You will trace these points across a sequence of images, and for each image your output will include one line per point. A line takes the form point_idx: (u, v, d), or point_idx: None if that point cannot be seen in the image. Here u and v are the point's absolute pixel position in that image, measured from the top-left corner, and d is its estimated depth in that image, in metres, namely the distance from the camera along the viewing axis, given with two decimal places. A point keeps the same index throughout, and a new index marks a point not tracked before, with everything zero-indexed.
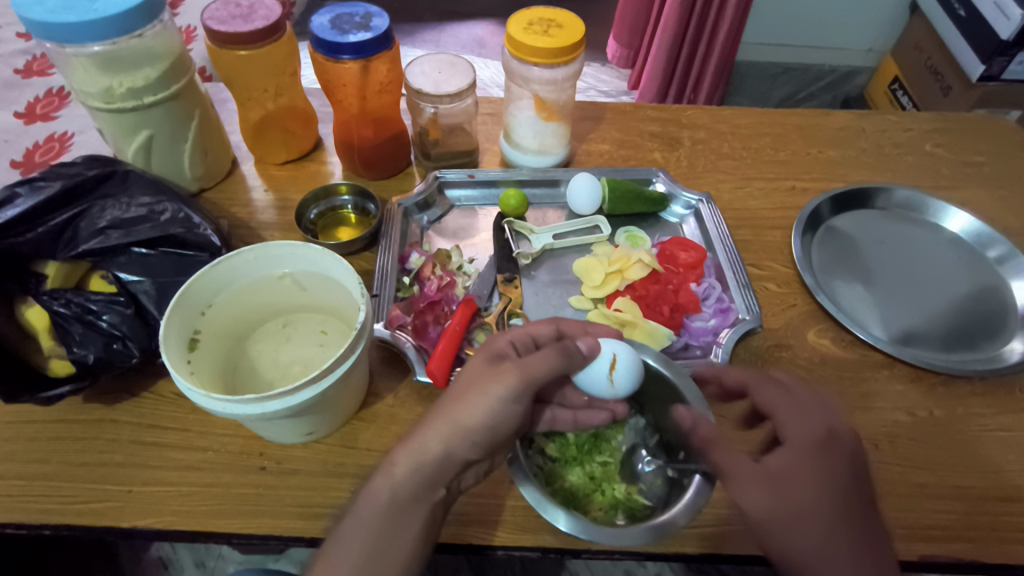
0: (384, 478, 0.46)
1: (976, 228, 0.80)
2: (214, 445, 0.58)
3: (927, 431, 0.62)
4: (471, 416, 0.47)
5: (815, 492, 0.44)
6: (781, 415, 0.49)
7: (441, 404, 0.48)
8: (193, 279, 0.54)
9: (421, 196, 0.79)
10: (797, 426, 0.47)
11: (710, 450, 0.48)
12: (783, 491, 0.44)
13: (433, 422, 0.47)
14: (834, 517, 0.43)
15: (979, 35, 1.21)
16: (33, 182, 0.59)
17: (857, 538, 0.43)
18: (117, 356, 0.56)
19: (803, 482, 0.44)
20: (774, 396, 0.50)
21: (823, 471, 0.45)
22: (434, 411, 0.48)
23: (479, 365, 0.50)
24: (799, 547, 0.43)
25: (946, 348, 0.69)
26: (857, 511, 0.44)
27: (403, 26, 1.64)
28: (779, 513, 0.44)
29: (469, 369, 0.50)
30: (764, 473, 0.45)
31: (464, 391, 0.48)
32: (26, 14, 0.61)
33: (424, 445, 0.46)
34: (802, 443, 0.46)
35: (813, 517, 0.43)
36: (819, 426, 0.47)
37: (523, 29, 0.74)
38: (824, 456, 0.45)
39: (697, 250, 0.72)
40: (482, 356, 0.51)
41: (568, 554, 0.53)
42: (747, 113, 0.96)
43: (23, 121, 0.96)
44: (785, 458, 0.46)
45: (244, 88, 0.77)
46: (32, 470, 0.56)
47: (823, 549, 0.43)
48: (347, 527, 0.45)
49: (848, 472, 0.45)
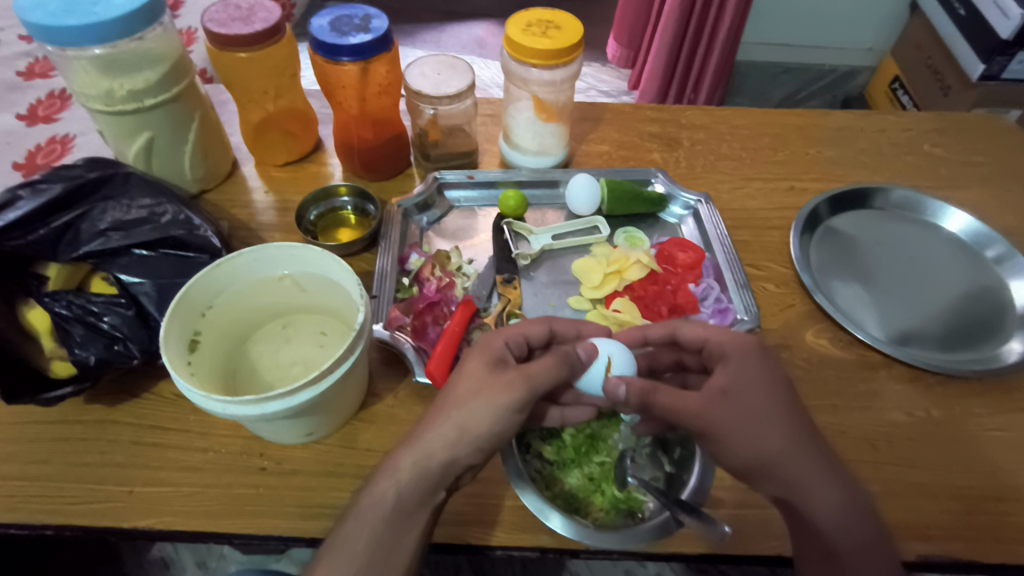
0: (388, 479, 0.46)
1: (975, 228, 0.80)
2: (214, 446, 0.59)
3: (925, 431, 0.62)
4: (478, 425, 0.47)
5: (763, 397, 0.48)
6: (712, 341, 0.53)
7: (444, 405, 0.48)
8: (193, 280, 0.54)
9: (421, 197, 0.79)
10: (731, 343, 0.51)
11: (653, 397, 0.50)
12: (739, 407, 0.48)
13: (438, 425, 0.47)
14: (784, 418, 0.48)
15: (979, 34, 1.21)
16: (35, 184, 0.59)
17: (809, 435, 0.48)
18: (118, 357, 0.56)
19: (752, 391, 0.48)
20: (699, 331, 0.54)
21: (765, 381, 0.49)
22: (435, 412, 0.48)
23: (479, 364, 0.50)
24: (766, 456, 0.46)
25: (944, 348, 0.69)
26: (801, 411, 0.49)
27: (403, 27, 1.64)
28: (741, 429, 0.47)
29: (468, 366, 0.50)
30: (718, 395, 0.48)
31: (470, 396, 0.48)
32: (27, 18, 0.61)
33: (430, 451, 0.46)
34: (741, 354, 0.51)
35: (769, 420, 0.47)
36: (748, 339, 0.52)
37: (521, 30, 0.74)
38: (762, 363, 0.50)
39: (696, 251, 0.73)
40: (478, 351, 0.51)
41: (566, 553, 0.54)
42: (746, 113, 0.96)
43: (25, 123, 0.97)
44: (732, 374, 0.49)
45: (244, 90, 0.78)
46: (34, 470, 0.57)
47: (786, 451, 0.47)
48: (349, 527, 0.45)
49: (784, 378, 0.50)
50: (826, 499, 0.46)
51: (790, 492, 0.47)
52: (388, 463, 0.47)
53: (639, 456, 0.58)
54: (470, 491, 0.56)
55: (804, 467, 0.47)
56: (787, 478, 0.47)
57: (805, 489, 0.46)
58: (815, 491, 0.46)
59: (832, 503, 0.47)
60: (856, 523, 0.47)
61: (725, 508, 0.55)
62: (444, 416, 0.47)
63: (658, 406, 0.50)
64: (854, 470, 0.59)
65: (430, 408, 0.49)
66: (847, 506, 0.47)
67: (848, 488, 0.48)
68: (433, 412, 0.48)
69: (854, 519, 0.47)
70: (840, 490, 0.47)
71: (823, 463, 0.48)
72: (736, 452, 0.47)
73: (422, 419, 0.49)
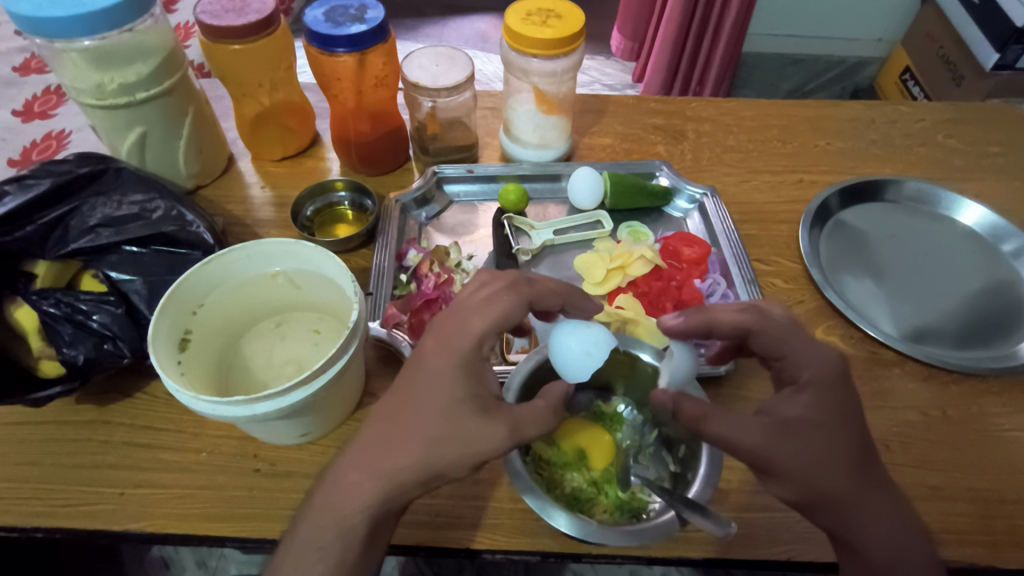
0: (344, 504, 0.41)
1: (991, 221, 0.78)
2: (208, 447, 0.57)
3: (940, 432, 0.60)
4: (455, 465, 0.42)
5: (830, 431, 0.44)
6: (790, 360, 0.48)
7: (413, 433, 0.42)
8: (183, 278, 0.53)
9: (420, 191, 0.77)
10: (809, 368, 0.47)
11: (706, 426, 0.44)
12: (805, 443, 0.43)
13: (407, 455, 0.41)
14: (853, 448, 0.44)
15: (994, 22, 1.18)
16: (22, 180, 0.58)
17: (870, 467, 0.44)
18: (108, 356, 0.55)
19: (825, 424, 0.44)
20: (777, 342, 0.49)
21: (842, 406, 0.45)
22: (400, 436, 0.42)
23: (450, 392, 0.43)
24: (823, 492, 0.43)
25: (960, 345, 0.67)
26: (868, 440, 0.46)
27: (405, 21, 1.62)
28: (802, 463, 0.43)
29: (442, 393, 0.43)
30: (780, 427, 0.44)
31: (448, 436, 0.42)
32: (13, 9, 0.60)
33: (401, 476, 0.41)
34: (815, 385, 0.46)
35: (833, 457, 0.43)
36: (823, 365, 0.47)
37: (521, 20, 0.72)
38: (835, 394, 0.46)
39: (701, 246, 0.71)
40: (454, 375, 0.44)
41: (568, 558, 0.52)
42: (753, 105, 0.94)
43: (21, 119, 0.96)
44: (803, 406, 0.45)
45: (238, 83, 0.76)
46: (25, 471, 0.55)
47: (845, 487, 0.43)
48: (302, 551, 0.41)
49: (855, 411, 0.46)
50: (878, 528, 0.43)
51: (842, 525, 0.44)
52: (342, 483, 0.42)
53: (641, 456, 0.57)
54: (470, 494, 0.54)
55: (861, 500, 0.43)
56: (843, 513, 0.43)
57: (858, 519, 0.43)
58: (874, 526, 0.43)
59: (883, 533, 0.43)
60: (907, 550, 0.44)
61: (734, 512, 0.54)
62: (416, 445, 0.42)
63: (706, 434, 0.45)
64: None
65: (388, 425, 0.43)
66: (899, 537, 0.44)
67: (904, 517, 0.44)
68: (397, 437, 0.42)
69: (906, 549, 0.43)
70: (892, 522, 0.44)
71: (881, 493, 0.44)
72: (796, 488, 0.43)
73: (378, 438, 0.42)
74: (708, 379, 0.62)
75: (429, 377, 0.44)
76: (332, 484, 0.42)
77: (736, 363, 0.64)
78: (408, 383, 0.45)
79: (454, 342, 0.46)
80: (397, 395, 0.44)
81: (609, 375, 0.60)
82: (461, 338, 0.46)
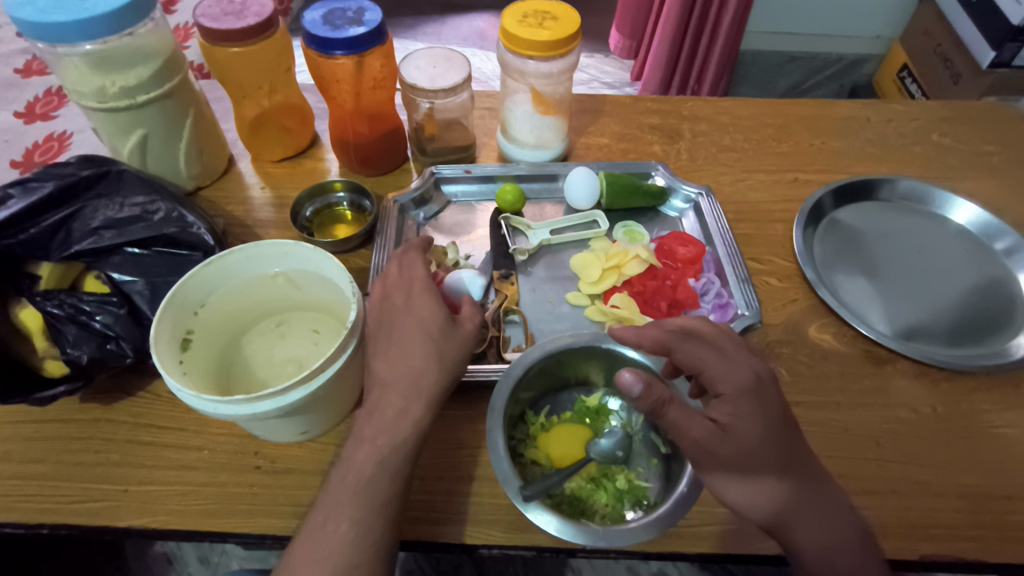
0: (388, 438, 0.48)
1: (983, 220, 0.78)
2: (209, 444, 0.58)
3: (930, 428, 0.61)
4: (458, 361, 0.52)
5: (763, 435, 0.45)
6: (707, 373, 0.47)
7: (415, 357, 0.50)
8: (185, 279, 0.54)
9: (417, 192, 0.78)
10: (728, 379, 0.45)
11: (666, 411, 0.45)
12: (736, 448, 0.44)
13: (429, 375, 0.50)
14: (778, 454, 0.45)
15: (991, 20, 1.19)
16: (26, 183, 0.59)
17: (802, 468, 0.46)
18: (111, 356, 0.56)
19: (750, 434, 0.45)
20: (696, 357, 0.47)
21: (765, 414, 0.45)
22: (412, 362, 0.50)
23: (438, 318, 0.52)
24: (764, 499, 0.45)
25: (951, 343, 0.68)
26: (798, 439, 0.47)
27: (404, 20, 1.63)
28: (733, 477, 0.45)
29: (424, 321, 0.51)
30: (721, 434, 0.45)
31: (441, 344, 0.51)
32: (17, 14, 0.61)
33: (424, 390, 0.49)
34: (739, 392, 0.45)
35: (763, 461, 0.45)
36: (747, 373, 0.46)
37: (517, 22, 0.73)
38: (761, 400, 0.45)
39: (696, 245, 0.72)
40: (423, 302, 0.52)
41: (563, 553, 0.53)
42: (748, 104, 0.94)
43: (22, 120, 0.96)
44: (728, 416, 0.45)
45: (237, 86, 0.77)
46: (30, 469, 0.57)
47: (779, 488, 0.45)
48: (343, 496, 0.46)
49: (782, 415, 0.46)
50: (815, 531, 0.46)
51: (779, 527, 0.46)
52: (380, 424, 0.48)
53: (634, 442, 0.58)
54: (467, 491, 0.56)
55: (798, 501, 0.46)
56: (781, 512, 0.45)
57: (797, 521, 0.46)
58: (805, 524, 0.46)
59: (822, 532, 0.46)
60: (846, 550, 0.46)
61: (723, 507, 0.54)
62: (418, 362, 0.50)
63: (664, 421, 0.45)
64: (857, 468, 0.58)
65: (392, 361, 0.50)
66: (837, 537, 0.46)
67: (843, 516, 0.47)
68: (407, 368, 0.50)
69: (846, 547, 0.46)
70: (828, 522, 0.46)
71: (810, 485, 0.46)
72: (725, 482, 0.45)
73: (395, 375, 0.49)
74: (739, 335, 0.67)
75: (408, 317, 0.52)
76: (370, 426, 0.48)
77: None
78: (385, 331, 0.52)
79: (409, 284, 0.54)
80: (387, 342, 0.51)
81: (588, 370, 0.61)
82: (412, 279, 0.54)
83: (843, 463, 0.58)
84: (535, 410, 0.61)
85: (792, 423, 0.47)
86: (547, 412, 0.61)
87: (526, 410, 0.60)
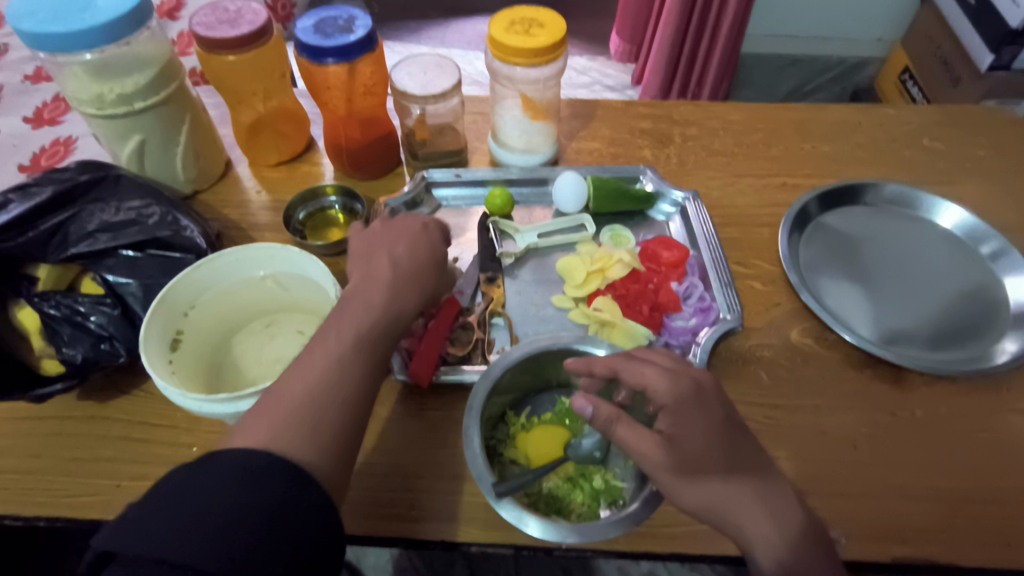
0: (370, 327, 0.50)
1: (970, 224, 0.79)
2: (199, 442, 0.60)
3: (908, 432, 0.61)
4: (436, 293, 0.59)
5: (708, 439, 0.46)
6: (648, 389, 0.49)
7: (420, 268, 0.57)
8: (175, 280, 0.56)
9: (409, 196, 0.79)
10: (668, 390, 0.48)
11: (614, 428, 0.47)
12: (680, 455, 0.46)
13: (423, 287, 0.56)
14: (724, 457, 0.46)
15: (989, 22, 1.18)
16: (26, 188, 0.62)
17: (750, 466, 0.47)
18: (104, 356, 0.58)
19: (695, 439, 0.46)
20: (639, 374, 0.49)
21: (706, 420, 0.47)
22: (416, 269, 0.56)
23: (438, 247, 0.60)
24: (713, 497, 0.45)
25: (933, 348, 0.68)
26: (746, 441, 0.48)
27: (408, 23, 1.65)
28: (683, 480, 0.46)
29: (434, 249, 0.60)
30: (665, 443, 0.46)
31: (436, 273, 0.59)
32: (19, 25, 0.63)
33: (416, 295, 0.55)
34: (681, 403, 0.47)
35: (710, 463, 0.46)
36: (686, 382, 0.48)
37: (504, 29, 0.74)
38: (699, 405, 0.47)
39: (680, 249, 0.73)
40: (435, 238, 0.61)
41: (541, 551, 0.54)
42: (739, 109, 0.95)
43: (31, 125, 1.00)
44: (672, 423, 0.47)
45: (233, 91, 0.79)
46: (28, 464, 0.59)
47: (728, 488, 0.46)
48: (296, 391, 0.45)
49: (724, 419, 0.48)
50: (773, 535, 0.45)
51: (733, 526, 0.45)
52: (369, 309, 0.51)
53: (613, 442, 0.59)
54: (446, 489, 0.57)
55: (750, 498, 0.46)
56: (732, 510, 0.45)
57: (743, 521, 0.45)
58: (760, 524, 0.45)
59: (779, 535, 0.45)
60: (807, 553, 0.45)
61: None
62: (422, 274, 0.57)
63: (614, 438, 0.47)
64: (832, 471, 0.58)
65: (398, 264, 0.56)
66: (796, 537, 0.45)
67: (795, 516, 0.46)
68: (406, 269, 0.56)
69: (800, 547, 0.45)
70: (780, 519, 0.46)
71: (762, 485, 0.47)
72: (679, 488, 0.46)
73: (398, 272, 0.55)
74: (721, 339, 0.67)
75: (423, 240, 0.60)
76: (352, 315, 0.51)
77: (721, 349, 0.67)
78: (383, 241, 0.58)
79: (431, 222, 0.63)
80: (384, 246, 0.57)
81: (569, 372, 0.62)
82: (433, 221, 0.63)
83: (820, 466, 0.59)
84: (516, 410, 0.62)
85: (739, 426, 0.49)
86: (527, 413, 0.62)
87: (507, 410, 0.62)
